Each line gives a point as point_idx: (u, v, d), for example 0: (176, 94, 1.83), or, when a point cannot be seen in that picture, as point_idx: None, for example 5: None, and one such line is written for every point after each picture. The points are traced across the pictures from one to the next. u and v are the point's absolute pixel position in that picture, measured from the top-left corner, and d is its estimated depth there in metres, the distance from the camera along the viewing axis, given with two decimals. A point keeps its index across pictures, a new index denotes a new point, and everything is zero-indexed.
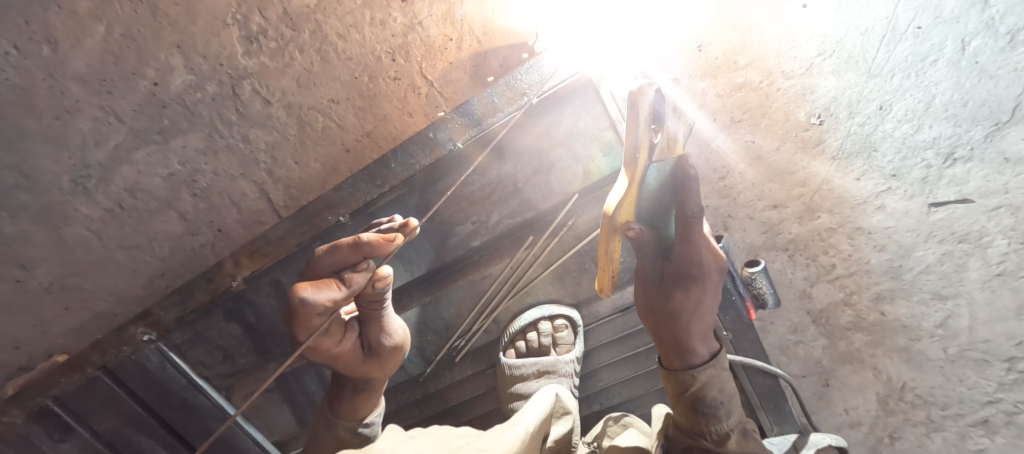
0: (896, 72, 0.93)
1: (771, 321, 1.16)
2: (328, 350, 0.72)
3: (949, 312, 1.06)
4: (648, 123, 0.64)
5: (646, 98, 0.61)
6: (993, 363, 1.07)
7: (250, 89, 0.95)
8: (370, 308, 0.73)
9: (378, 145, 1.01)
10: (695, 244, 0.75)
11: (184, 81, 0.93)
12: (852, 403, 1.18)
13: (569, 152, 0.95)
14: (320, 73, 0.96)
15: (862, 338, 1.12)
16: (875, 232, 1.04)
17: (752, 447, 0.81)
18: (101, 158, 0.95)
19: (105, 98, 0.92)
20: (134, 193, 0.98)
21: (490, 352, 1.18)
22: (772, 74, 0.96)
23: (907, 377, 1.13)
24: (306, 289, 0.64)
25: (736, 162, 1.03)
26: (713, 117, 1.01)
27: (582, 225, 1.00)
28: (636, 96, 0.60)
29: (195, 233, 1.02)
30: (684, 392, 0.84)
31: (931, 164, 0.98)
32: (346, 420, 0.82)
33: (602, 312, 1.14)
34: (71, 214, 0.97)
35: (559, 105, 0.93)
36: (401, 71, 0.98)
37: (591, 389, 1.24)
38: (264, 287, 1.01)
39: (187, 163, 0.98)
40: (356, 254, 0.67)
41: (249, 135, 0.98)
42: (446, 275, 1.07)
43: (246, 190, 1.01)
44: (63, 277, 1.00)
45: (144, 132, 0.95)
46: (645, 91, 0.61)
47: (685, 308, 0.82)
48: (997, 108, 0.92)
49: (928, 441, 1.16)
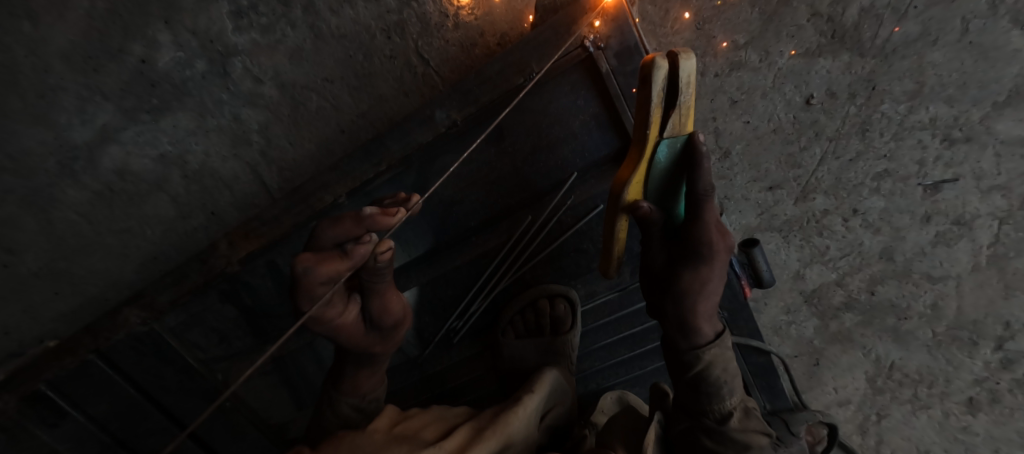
0: (894, 53, 0.92)
1: (765, 301, 1.18)
2: (331, 321, 0.70)
3: (939, 293, 1.10)
4: (661, 96, 0.63)
5: (659, 70, 0.61)
6: (981, 344, 1.13)
7: (241, 67, 0.93)
8: (372, 280, 0.72)
9: (373, 125, 1.00)
10: (703, 223, 0.74)
11: (173, 58, 0.91)
12: (841, 382, 1.23)
13: (567, 129, 0.97)
14: (314, 51, 0.94)
15: (852, 318, 1.16)
16: (869, 213, 1.06)
17: (754, 424, 0.84)
18: (88, 138, 0.93)
19: (91, 76, 0.89)
20: (122, 175, 0.97)
21: (490, 333, 1.16)
22: (771, 54, 0.95)
23: (896, 357, 1.18)
24: (307, 260, 0.68)
25: (733, 143, 1.02)
26: (713, 98, 0.99)
27: (581, 205, 1.04)
28: (647, 70, 0.61)
29: (187, 216, 1.03)
30: (687, 372, 0.86)
31: (927, 145, 0.98)
32: (349, 396, 0.83)
33: (600, 291, 1.16)
34: (59, 197, 0.94)
35: (555, 84, 0.93)
36: (396, 49, 0.95)
37: (587, 369, 1.26)
38: (258, 268, 0.97)
39: (177, 143, 0.97)
40: (360, 227, 0.68)
41: (240, 115, 0.96)
42: (446, 252, 1.00)
43: (238, 171, 1.01)
44: (51, 262, 0.94)
45: (133, 111, 0.93)
46: (658, 64, 0.61)
47: (692, 287, 0.81)
48: (992, 90, 0.93)
49: (914, 419, 1.22)
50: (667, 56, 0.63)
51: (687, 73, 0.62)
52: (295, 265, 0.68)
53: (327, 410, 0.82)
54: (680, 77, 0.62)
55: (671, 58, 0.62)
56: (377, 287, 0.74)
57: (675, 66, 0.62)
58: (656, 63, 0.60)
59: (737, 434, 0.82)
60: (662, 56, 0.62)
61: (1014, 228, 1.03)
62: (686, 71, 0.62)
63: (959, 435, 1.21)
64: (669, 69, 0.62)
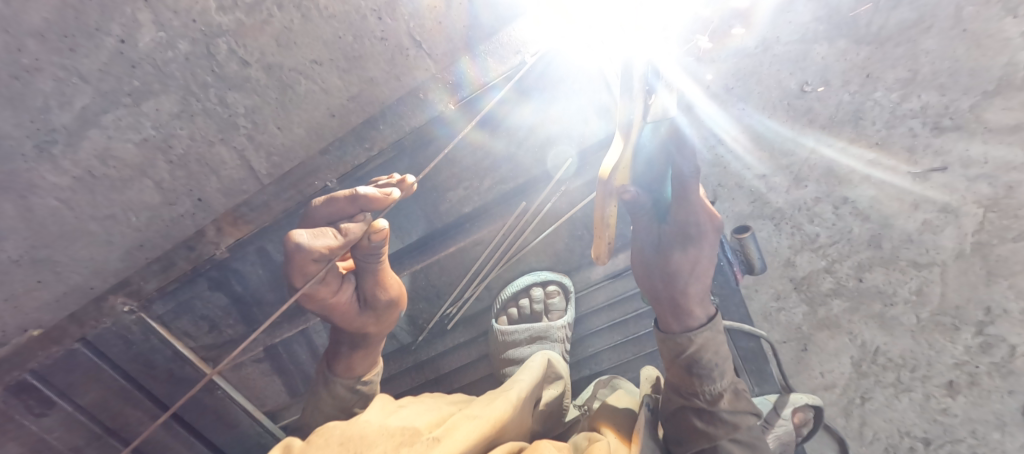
0: (891, 40, 0.93)
1: (756, 287, 1.21)
2: (326, 300, 0.71)
3: (924, 279, 1.12)
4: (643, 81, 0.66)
5: (640, 55, 0.64)
6: (961, 329, 1.13)
7: (226, 48, 0.89)
8: (365, 261, 0.71)
9: (364, 110, 0.96)
10: (689, 203, 0.75)
11: (154, 39, 0.87)
12: (828, 367, 1.26)
13: (563, 116, 0.95)
14: (301, 32, 0.90)
15: (840, 304, 1.18)
16: (859, 201, 1.07)
17: (744, 406, 0.86)
18: (67, 121, 0.89)
19: (68, 56, 0.85)
20: (105, 159, 0.93)
21: (481, 320, 1.22)
22: (767, 41, 0.96)
23: (881, 342, 1.21)
24: (300, 236, 0.62)
25: (727, 131, 1.05)
26: (708, 85, 1.02)
27: (574, 191, 1.01)
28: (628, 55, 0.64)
29: (173, 202, 0.99)
30: (680, 355, 0.86)
31: (917, 133, 0.99)
32: (344, 378, 0.84)
33: (595, 278, 1.16)
34: (37, 182, 0.92)
35: (550, 70, 0.92)
36: (388, 31, 0.92)
37: (581, 354, 1.28)
38: (249, 256, 1.03)
39: (160, 127, 0.93)
40: (353, 206, 0.65)
41: (227, 98, 0.93)
42: (436, 243, 1.10)
43: (225, 157, 0.97)
44: (35, 250, 0.97)
45: (113, 93, 0.89)
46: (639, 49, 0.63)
47: (683, 269, 0.82)
48: (983, 77, 0.92)
49: (895, 401, 1.24)
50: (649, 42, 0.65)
51: None
52: (286, 242, 0.61)
53: (323, 392, 0.84)
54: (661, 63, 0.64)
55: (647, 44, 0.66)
56: (371, 268, 0.72)
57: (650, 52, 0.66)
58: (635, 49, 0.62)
59: (728, 415, 0.83)
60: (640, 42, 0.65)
61: (998, 216, 1.02)
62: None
63: (938, 418, 1.22)
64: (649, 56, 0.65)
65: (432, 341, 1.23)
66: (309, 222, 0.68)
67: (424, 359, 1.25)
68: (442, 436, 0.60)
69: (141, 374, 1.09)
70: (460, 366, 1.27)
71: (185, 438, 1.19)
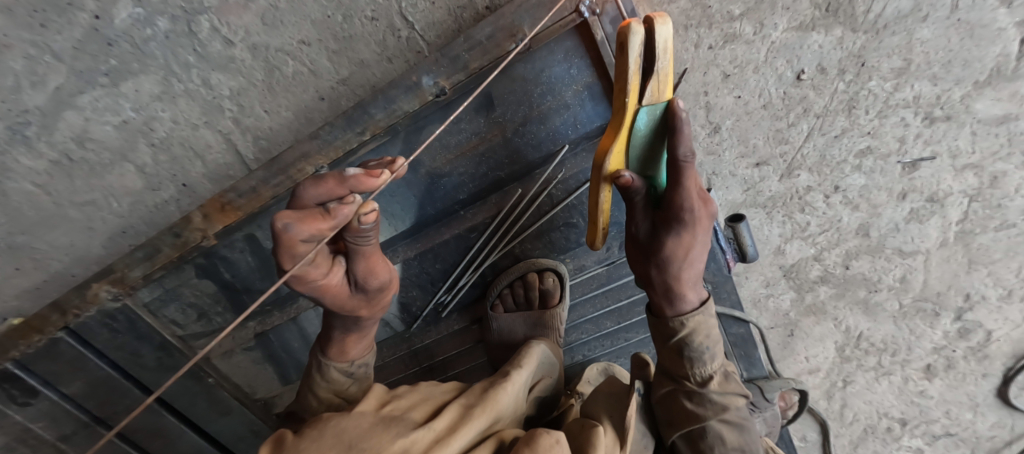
0: (887, 30, 0.91)
1: (746, 275, 1.21)
2: (316, 281, 0.69)
3: (907, 267, 1.15)
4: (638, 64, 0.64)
5: (635, 37, 0.62)
6: (942, 315, 1.20)
7: (207, 26, 0.85)
8: (357, 244, 0.69)
9: (355, 93, 0.93)
10: (684, 189, 0.73)
11: (131, 15, 0.82)
12: (813, 351, 1.29)
13: (559, 99, 0.93)
14: (287, 10, 0.85)
15: (827, 290, 1.20)
16: (849, 190, 1.08)
17: (733, 387, 0.88)
18: (40, 102, 0.85)
19: (38, 32, 0.80)
20: (83, 143, 0.89)
21: (476, 306, 1.22)
22: (764, 26, 0.92)
23: (864, 327, 1.24)
24: (288, 216, 0.59)
25: (724, 118, 1.01)
26: (705, 70, 0.96)
27: (571, 179, 1.03)
28: (624, 37, 0.62)
29: (157, 188, 0.96)
30: (671, 338, 0.89)
31: (909, 123, 0.99)
32: (337, 362, 0.84)
33: (589, 265, 1.16)
34: (11, 165, 0.88)
35: (548, 51, 0.89)
36: (379, 11, 0.87)
37: (574, 341, 1.28)
38: (238, 243, 1.03)
39: (141, 110, 0.89)
40: (343, 186, 0.62)
41: (210, 80, 0.89)
42: (430, 230, 1.08)
43: (210, 141, 0.94)
44: (12, 237, 0.94)
45: (89, 73, 0.84)
46: (635, 30, 0.61)
47: (676, 255, 0.81)
48: (975, 69, 0.93)
49: (876, 383, 1.31)
50: (645, 23, 0.64)
51: (663, 39, 0.63)
52: (275, 222, 0.58)
53: (316, 375, 0.84)
54: (656, 45, 0.63)
55: (646, 24, 0.63)
56: (362, 250, 0.70)
57: (649, 32, 0.63)
58: (632, 30, 0.61)
59: (717, 396, 0.86)
60: (638, 22, 0.62)
61: (982, 206, 1.07)
62: (661, 37, 0.62)
63: (915, 399, 1.31)
64: (646, 36, 0.63)
65: (426, 328, 1.23)
66: (298, 202, 0.65)
67: (418, 345, 1.26)
68: (440, 428, 0.61)
69: (128, 362, 1.10)
70: (455, 352, 1.28)
71: (177, 426, 1.18)
